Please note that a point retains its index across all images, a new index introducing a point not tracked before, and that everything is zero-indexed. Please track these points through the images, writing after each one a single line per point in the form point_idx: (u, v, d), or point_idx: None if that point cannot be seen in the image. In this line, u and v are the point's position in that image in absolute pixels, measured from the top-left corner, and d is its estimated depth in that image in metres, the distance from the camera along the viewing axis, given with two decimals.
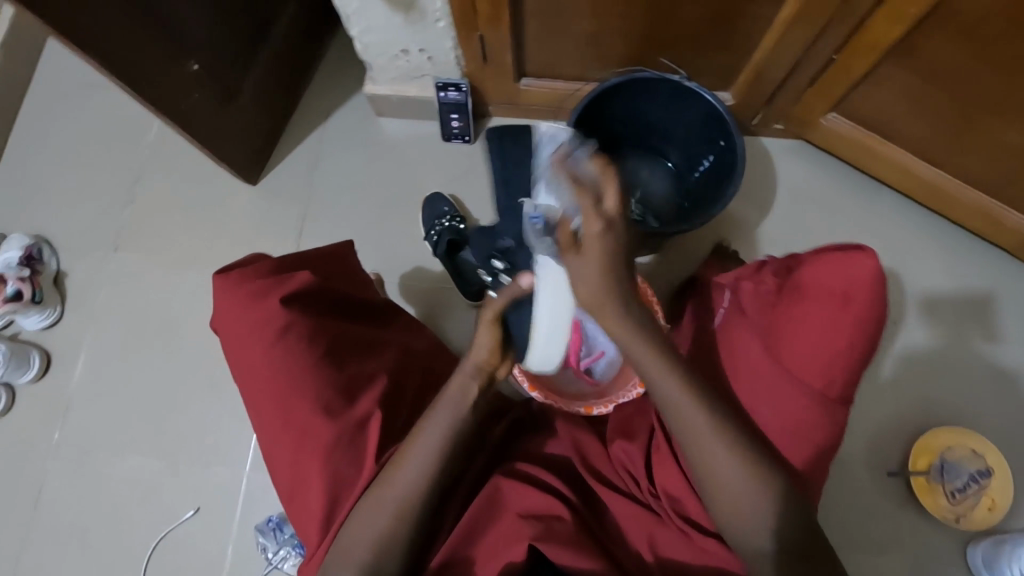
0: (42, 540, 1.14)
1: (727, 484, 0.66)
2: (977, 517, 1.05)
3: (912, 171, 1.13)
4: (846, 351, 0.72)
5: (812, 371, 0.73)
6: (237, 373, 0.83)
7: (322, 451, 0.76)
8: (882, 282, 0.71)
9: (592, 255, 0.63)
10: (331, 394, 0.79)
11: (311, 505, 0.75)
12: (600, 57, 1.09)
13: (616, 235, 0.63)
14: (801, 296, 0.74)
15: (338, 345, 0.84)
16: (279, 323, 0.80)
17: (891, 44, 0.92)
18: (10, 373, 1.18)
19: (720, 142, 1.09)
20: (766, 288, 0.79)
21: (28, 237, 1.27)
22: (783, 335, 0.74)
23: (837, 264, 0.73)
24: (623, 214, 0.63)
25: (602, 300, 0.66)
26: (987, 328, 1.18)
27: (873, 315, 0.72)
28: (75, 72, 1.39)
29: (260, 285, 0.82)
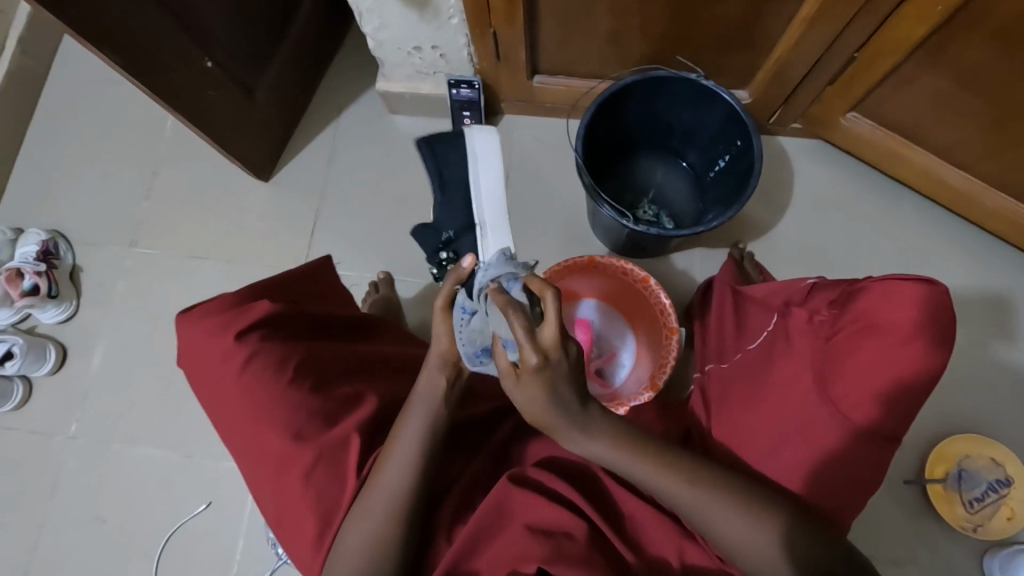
0: (59, 530, 1.16)
1: (700, 506, 0.66)
2: (995, 527, 1.03)
3: (935, 173, 1.11)
4: (908, 393, 0.64)
5: (868, 411, 0.65)
6: (213, 407, 0.82)
7: (302, 477, 0.74)
8: (954, 314, 0.65)
9: (529, 382, 0.60)
10: (302, 419, 0.77)
11: (303, 529, 0.74)
12: (616, 55, 1.07)
13: (556, 365, 0.60)
14: (859, 325, 0.67)
15: (310, 369, 0.83)
16: (243, 354, 0.80)
17: (917, 43, 0.90)
18: (27, 366, 1.19)
19: (738, 143, 1.07)
20: (819, 315, 0.73)
21: (45, 231, 1.29)
22: (833, 364, 0.67)
23: (900, 295, 0.65)
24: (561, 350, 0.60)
25: (548, 417, 0.63)
26: (1008, 333, 1.16)
27: (942, 354, 0.64)
28: (91, 67, 1.40)
29: (218, 319, 0.82)
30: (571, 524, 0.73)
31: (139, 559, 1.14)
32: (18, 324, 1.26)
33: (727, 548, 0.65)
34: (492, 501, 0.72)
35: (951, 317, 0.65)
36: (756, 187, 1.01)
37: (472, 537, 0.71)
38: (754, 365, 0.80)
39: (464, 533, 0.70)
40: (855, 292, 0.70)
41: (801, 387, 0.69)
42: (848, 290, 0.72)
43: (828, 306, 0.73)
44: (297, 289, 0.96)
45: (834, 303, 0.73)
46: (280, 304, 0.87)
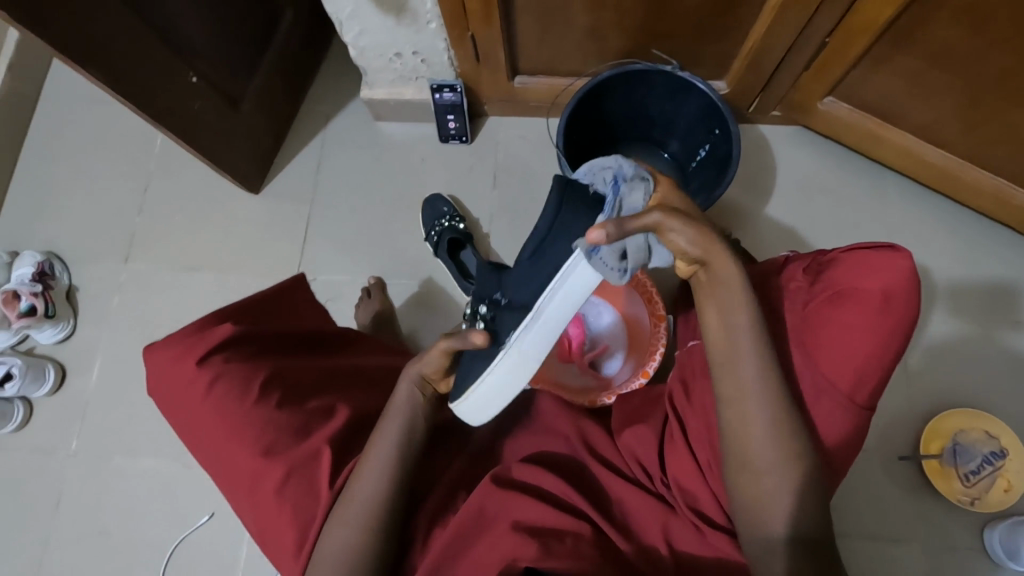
0: (64, 548, 1.17)
1: (745, 409, 0.67)
2: (992, 500, 1.03)
3: (913, 152, 1.12)
4: (880, 359, 0.66)
5: (848, 382, 0.66)
6: (185, 430, 0.84)
7: (274, 491, 0.76)
8: (919, 284, 0.66)
9: (678, 224, 0.68)
10: (272, 436, 0.79)
11: (282, 539, 0.76)
12: (593, 51, 1.09)
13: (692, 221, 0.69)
14: (832, 292, 0.68)
15: (277, 385, 0.83)
16: (208, 378, 0.81)
17: (886, 24, 0.92)
18: (26, 387, 1.21)
19: (716, 131, 1.09)
20: (794, 283, 0.73)
21: (39, 253, 1.30)
22: (810, 330, 0.68)
23: (869, 262, 0.67)
24: (697, 217, 0.71)
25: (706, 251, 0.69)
26: (996, 307, 1.17)
27: (909, 318, 0.66)
28: (80, 89, 1.42)
29: (182, 345, 0.84)
30: (559, 522, 0.73)
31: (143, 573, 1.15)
32: (16, 345, 1.27)
33: (754, 469, 0.66)
34: (476, 503, 0.74)
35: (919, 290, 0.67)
36: (735, 174, 1.04)
37: (459, 536, 0.73)
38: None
39: (454, 529, 0.73)
40: (826, 262, 0.71)
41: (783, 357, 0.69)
42: (818, 260, 0.72)
43: (801, 274, 0.73)
44: (266, 309, 0.97)
45: (806, 273, 0.73)
46: (245, 324, 0.88)
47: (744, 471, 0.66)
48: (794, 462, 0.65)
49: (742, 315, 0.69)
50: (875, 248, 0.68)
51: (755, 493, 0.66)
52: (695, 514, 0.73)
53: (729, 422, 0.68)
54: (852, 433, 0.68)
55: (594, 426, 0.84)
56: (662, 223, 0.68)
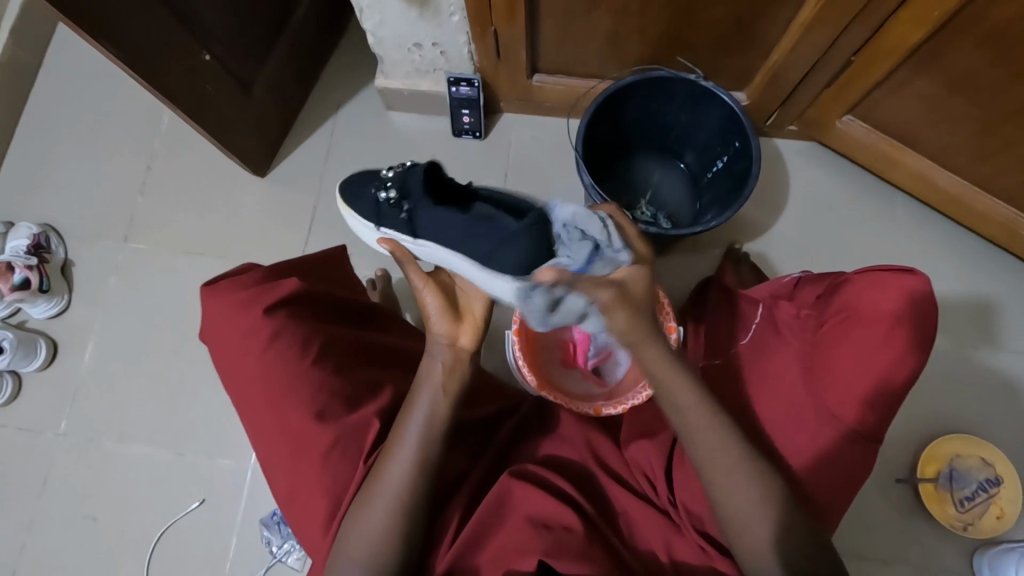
0: (48, 528, 1.15)
1: (711, 450, 0.69)
2: (985, 526, 1.04)
3: (927, 177, 1.12)
4: (889, 386, 0.65)
5: (853, 409, 0.66)
6: (230, 381, 0.81)
7: (320, 456, 0.74)
8: (933, 309, 0.66)
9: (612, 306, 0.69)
10: (328, 399, 0.77)
11: (316, 509, 0.74)
12: (615, 56, 1.08)
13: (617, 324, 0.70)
14: (841, 316, 0.70)
15: (331, 353, 0.82)
16: (269, 330, 0.79)
17: (912, 48, 0.91)
18: (17, 362, 1.18)
19: (736, 144, 1.08)
20: (806, 311, 0.77)
21: (36, 225, 1.27)
22: (817, 354, 0.70)
23: (880, 285, 0.67)
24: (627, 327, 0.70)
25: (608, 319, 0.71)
26: (996, 337, 1.17)
27: (922, 343, 0.65)
28: (85, 59, 1.38)
29: (247, 294, 0.81)
30: (571, 519, 0.72)
31: (129, 557, 1.13)
32: (7, 318, 1.24)
33: (727, 499, 0.67)
34: (495, 495, 0.73)
35: (935, 318, 0.66)
36: (752, 191, 1.02)
37: (476, 530, 0.71)
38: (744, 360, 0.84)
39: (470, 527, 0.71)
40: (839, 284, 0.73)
41: (788, 381, 0.72)
42: (833, 285, 0.75)
43: (813, 302, 0.77)
44: (313, 274, 0.95)
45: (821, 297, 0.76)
46: (305, 283, 0.87)
47: (722, 497, 0.67)
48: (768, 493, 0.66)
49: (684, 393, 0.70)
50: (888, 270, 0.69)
51: (739, 528, 0.66)
52: (698, 532, 0.72)
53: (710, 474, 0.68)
54: (855, 461, 0.68)
55: (601, 436, 0.85)
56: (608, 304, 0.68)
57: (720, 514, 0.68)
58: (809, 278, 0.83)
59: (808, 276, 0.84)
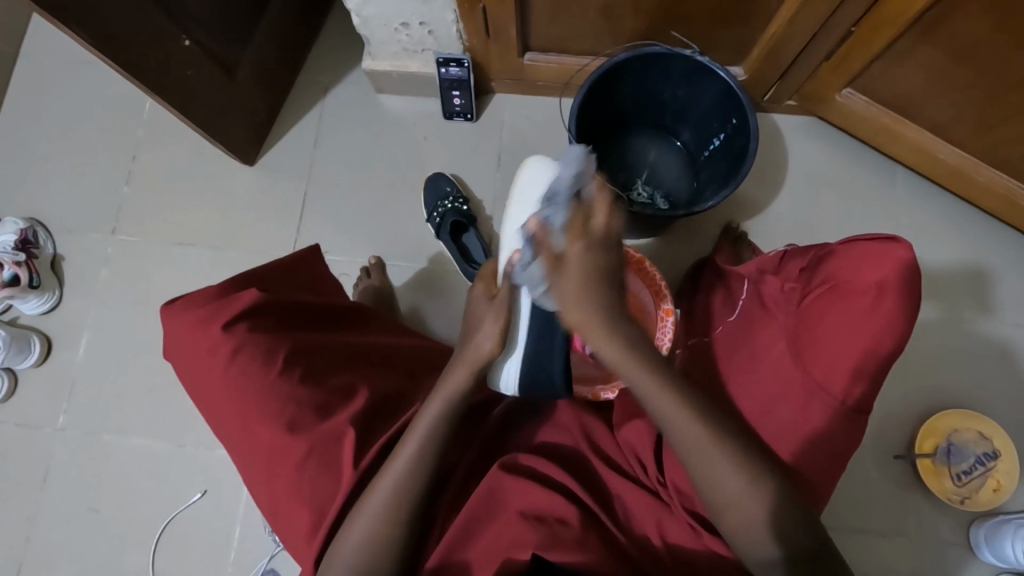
0: (52, 522, 1.15)
1: (698, 457, 0.67)
2: (981, 499, 1.05)
3: (927, 150, 1.10)
4: (873, 359, 0.64)
5: (839, 382, 0.65)
6: (200, 399, 0.81)
7: (295, 468, 0.74)
8: (919, 275, 0.63)
9: (571, 270, 0.67)
10: (297, 411, 0.76)
11: (296, 520, 0.73)
12: (608, 32, 1.05)
13: (603, 257, 0.68)
14: (825, 287, 0.67)
15: (300, 359, 0.80)
16: (229, 347, 0.77)
17: (915, 16, 0.88)
18: (12, 358, 1.17)
19: (733, 120, 1.05)
20: (790, 284, 0.74)
21: (22, 219, 1.25)
22: (803, 327, 0.68)
23: (865, 254, 0.65)
24: (608, 245, 0.68)
25: (592, 319, 0.68)
26: (994, 311, 1.17)
27: (910, 312, 0.63)
28: (63, 47, 1.34)
29: (205, 310, 0.79)
30: (564, 510, 0.72)
31: (135, 550, 1.14)
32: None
33: (707, 472, 0.66)
34: (485, 488, 0.73)
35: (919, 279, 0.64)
36: (748, 173, 0.99)
37: (468, 524, 0.71)
38: (732, 339, 0.81)
39: (460, 522, 0.71)
40: (824, 256, 0.70)
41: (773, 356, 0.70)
42: (817, 256, 0.72)
43: (798, 273, 0.74)
44: (285, 278, 0.94)
45: (806, 269, 0.72)
46: (267, 293, 0.84)
47: (704, 480, 0.67)
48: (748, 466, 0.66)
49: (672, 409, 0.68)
50: (873, 239, 0.66)
51: (735, 526, 0.66)
52: (687, 511, 0.72)
53: (698, 479, 0.67)
54: (843, 434, 0.67)
55: (596, 422, 0.84)
56: (563, 246, 0.68)
57: (704, 496, 0.67)
58: (796, 250, 0.79)
59: (795, 247, 0.80)
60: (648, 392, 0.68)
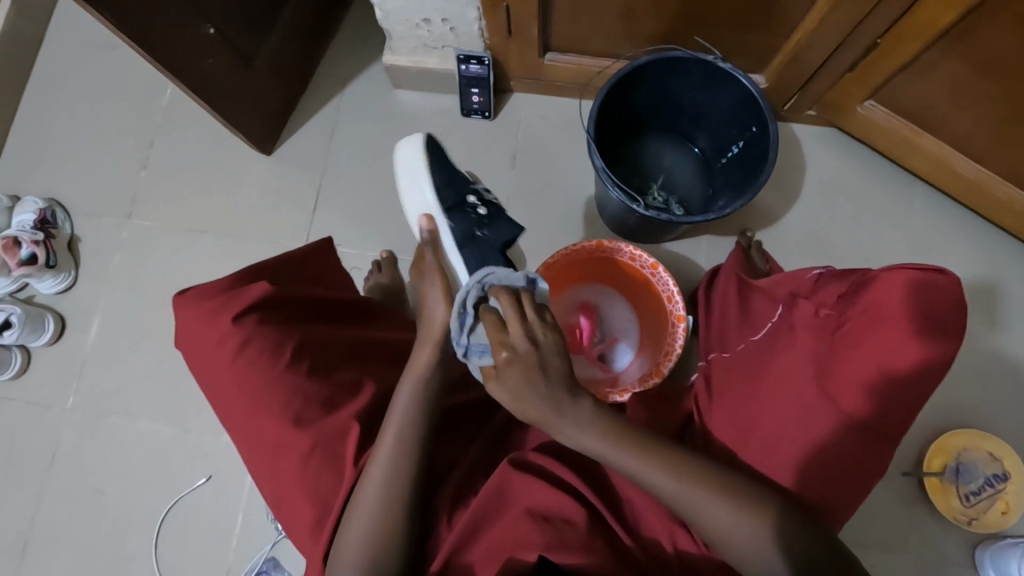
0: (58, 498, 1.17)
1: (696, 510, 0.66)
2: (989, 520, 1.04)
3: (950, 165, 1.09)
4: (910, 393, 0.62)
5: (870, 412, 0.63)
6: (207, 390, 0.81)
7: (300, 462, 0.74)
8: (964, 307, 0.62)
9: (507, 377, 0.65)
10: (303, 404, 0.77)
11: (300, 514, 0.74)
12: (630, 34, 1.05)
13: (535, 354, 0.65)
14: (865, 317, 0.64)
15: (308, 353, 0.81)
16: (238, 338, 0.78)
17: (943, 28, 0.87)
18: (26, 336, 1.18)
19: (752, 128, 1.04)
20: (825, 310, 0.71)
21: (42, 200, 1.26)
22: (837, 357, 0.66)
23: (903, 286, 0.62)
24: (538, 334, 0.66)
25: (543, 413, 0.66)
26: (1009, 331, 1.15)
27: (954, 345, 0.61)
28: (88, 31, 1.35)
29: (215, 302, 0.80)
30: (571, 511, 0.72)
31: (139, 531, 1.15)
32: (15, 293, 1.25)
33: (698, 513, 0.66)
34: (494, 485, 0.73)
35: (960, 313, 0.61)
36: (767, 180, 0.97)
37: (475, 520, 0.71)
38: (757, 358, 0.80)
39: (466, 517, 0.71)
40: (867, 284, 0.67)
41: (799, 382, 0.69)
42: (857, 281, 0.68)
43: (834, 299, 0.71)
44: (296, 271, 0.94)
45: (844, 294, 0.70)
46: (277, 286, 0.85)
47: (703, 525, 0.66)
48: (735, 494, 0.65)
49: (660, 476, 0.67)
50: (921, 270, 0.63)
51: (737, 555, 0.64)
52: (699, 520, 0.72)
53: (699, 524, 0.66)
54: (867, 455, 0.67)
55: None
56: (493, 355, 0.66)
57: (705, 536, 0.66)
58: (833, 272, 0.75)
59: (832, 269, 0.76)
60: (638, 470, 0.67)
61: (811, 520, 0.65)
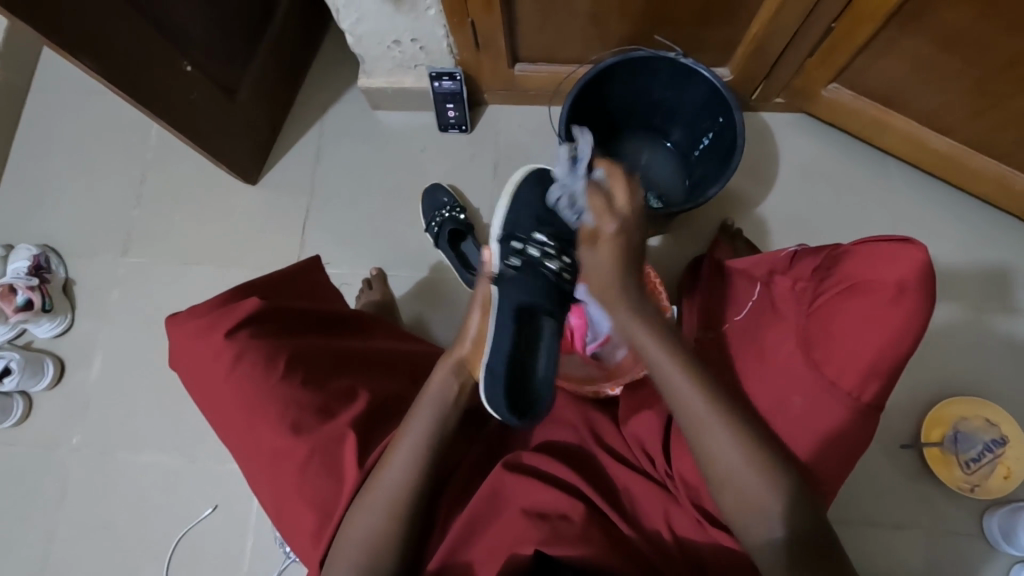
0: (67, 539, 1.17)
1: (697, 417, 0.68)
2: (992, 486, 1.05)
3: (917, 139, 1.11)
4: (887, 360, 0.65)
5: (851, 381, 0.66)
6: (205, 403, 0.82)
7: (298, 470, 0.75)
8: (933, 274, 0.63)
9: (603, 247, 0.72)
10: (301, 413, 0.78)
11: (302, 522, 0.74)
12: (594, 38, 1.08)
13: (632, 233, 0.73)
14: (840, 287, 0.68)
15: (301, 364, 0.82)
16: (231, 353, 0.79)
17: (895, 7, 0.89)
18: (25, 381, 1.20)
19: (720, 119, 1.08)
20: (801, 282, 0.75)
21: (35, 246, 1.29)
22: (818, 326, 0.69)
23: (881, 252, 0.66)
24: (632, 215, 0.73)
25: (610, 286, 0.73)
26: (994, 297, 1.17)
27: (929, 308, 0.64)
28: (72, 79, 1.39)
29: (208, 318, 0.82)
30: (567, 507, 0.73)
31: (149, 566, 1.15)
32: (14, 339, 1.26)
33: (706, 450, 0.68)
34: (489, 487, 0.74)
35: (933, 273, 0.64)
36: (737, 166, 1.01)
37: (471, 525, 0.72)
38: (740, 337, 0.81)
39: (463, 519, 0.72)
40: (840, 254, 0.70)
41: (786, 356, 0.71)
42: (830, 255, 0.73)
43: (811, 272, 0.75)
44: (284, 287, 0.96)
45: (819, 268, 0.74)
46: (267, 301, 0.87)
47: (703, 448, 0.68)
48: (750, 441, 0.67)
49: (681, 381, 0.70)
50: (889, 240, 0.66)
51: (738, 498, 0.66)
52: (695, 506, 0.73)
53: (696, 442, 0.69)
54: (852, 429, 0.68)
55: (603, 418, 0.86)
56: (596, 224, 0.73)
57: (707, 474, 0.68)
58: (807, 248, 0.80)
59: (805, 247, 0.81)
60: (659, 360, 0.71)
61: (812, 498, 0.66)
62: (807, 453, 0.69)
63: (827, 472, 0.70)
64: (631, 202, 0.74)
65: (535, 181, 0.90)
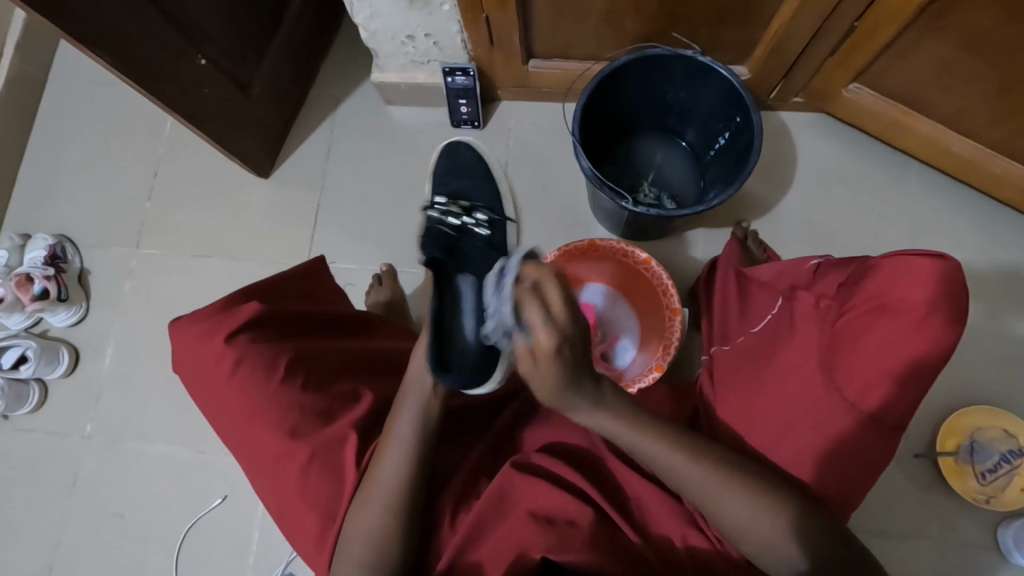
0: (80, 526, 1.19)
1: (703, 492, 0.68)
2: (1008, 498, 1.03)
3: (939, 142, 1.09)
4: (915, 380, 0.64)
5: (876, 402, 0.65)
6: (206, 405, 0.83)
7: (299, 474, 0.75)
8: (963, 290, 0.64)
9: (542, 364, 0.60)
10: (300, 417, 0.78)
11: (305, 525, 0.75)
12: (609, 35, 1.06)
13: (567, 350, 0.60)
14: (868, 307, 0.66)
15: (302, 367, 0.82)
16: (231, 358, 0.80)
17: (920, 8, 0.87)
18: (41, 369, 1.22)
19: (737, 119, 1.05)
20: (825, 300, 0.72)
21: (51, 236, 1.30)
22: (840, 347, 0.67)
23: (910, 271, 0.64)
24: (569, 327, 0.60)
25: (560, 394, 0.64)
26: (1017, 305, 1.14)
27: (957, 324, 0.63)
28: (89, 69, 1.40)
29: (208, 323, 0.82)
30: (574, 512, 0.73)
31: (159, 554, 1.17)
32: (30, 328, 1.28)
33: (716, 513, 0.68)
34: (495, 489, 0.74)
35: (964, 289, 0.64)
36: (755, 167, 0.98)
37: (477, 526, 0.72)
38: (757, 350, 0.80)
39: (469, 521, 0.72)
40: (864, 272, 0.69)
41: (807, 375, 0.70)
42: (856, 271, 0.70)
43: (833, 289, 0.73)
44: (288, 287, 0.96)
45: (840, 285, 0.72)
46: (267, 304, 0.86)
47: (714, 511, 0.68)
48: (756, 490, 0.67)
49: (677, 462, 0.69)
50: (917, 256, 0.65)
51: (751, 539, 0.66)
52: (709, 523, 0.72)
53: (701, 503, 0.69)
54: (870, 444, 0.67)
55: None
56: (532, 342, 0.60)
57: (714, 518, 0.69)
58: (831, 261, 0.78)
59: (829, 260, 0.78)
60: (641, 445, 0.69)
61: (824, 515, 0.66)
62: (823, 466, 0.69)
63: (847, 486, 0.70)
64: (569, 307, 0.60)
65: (447, 158, 1.09)
